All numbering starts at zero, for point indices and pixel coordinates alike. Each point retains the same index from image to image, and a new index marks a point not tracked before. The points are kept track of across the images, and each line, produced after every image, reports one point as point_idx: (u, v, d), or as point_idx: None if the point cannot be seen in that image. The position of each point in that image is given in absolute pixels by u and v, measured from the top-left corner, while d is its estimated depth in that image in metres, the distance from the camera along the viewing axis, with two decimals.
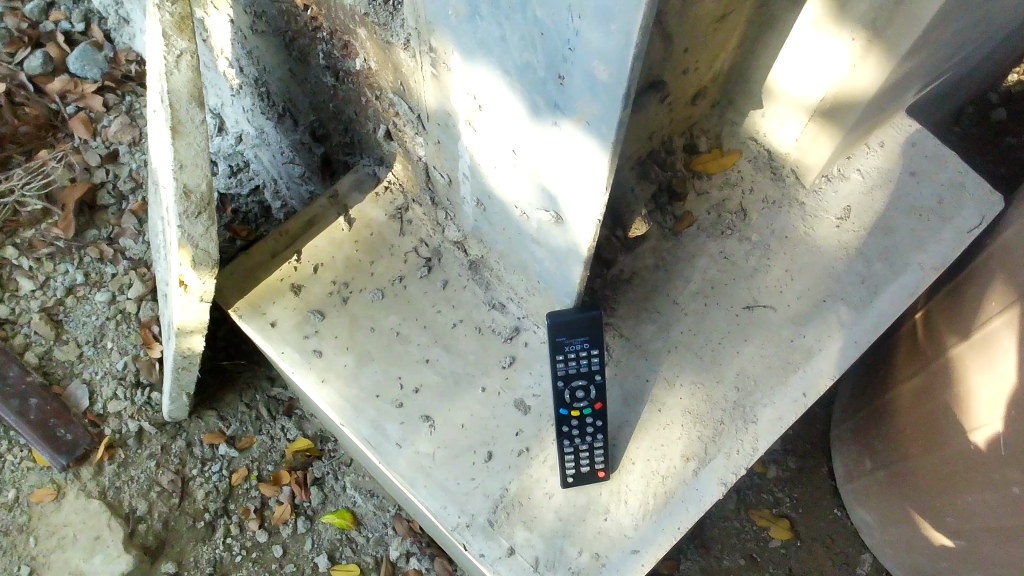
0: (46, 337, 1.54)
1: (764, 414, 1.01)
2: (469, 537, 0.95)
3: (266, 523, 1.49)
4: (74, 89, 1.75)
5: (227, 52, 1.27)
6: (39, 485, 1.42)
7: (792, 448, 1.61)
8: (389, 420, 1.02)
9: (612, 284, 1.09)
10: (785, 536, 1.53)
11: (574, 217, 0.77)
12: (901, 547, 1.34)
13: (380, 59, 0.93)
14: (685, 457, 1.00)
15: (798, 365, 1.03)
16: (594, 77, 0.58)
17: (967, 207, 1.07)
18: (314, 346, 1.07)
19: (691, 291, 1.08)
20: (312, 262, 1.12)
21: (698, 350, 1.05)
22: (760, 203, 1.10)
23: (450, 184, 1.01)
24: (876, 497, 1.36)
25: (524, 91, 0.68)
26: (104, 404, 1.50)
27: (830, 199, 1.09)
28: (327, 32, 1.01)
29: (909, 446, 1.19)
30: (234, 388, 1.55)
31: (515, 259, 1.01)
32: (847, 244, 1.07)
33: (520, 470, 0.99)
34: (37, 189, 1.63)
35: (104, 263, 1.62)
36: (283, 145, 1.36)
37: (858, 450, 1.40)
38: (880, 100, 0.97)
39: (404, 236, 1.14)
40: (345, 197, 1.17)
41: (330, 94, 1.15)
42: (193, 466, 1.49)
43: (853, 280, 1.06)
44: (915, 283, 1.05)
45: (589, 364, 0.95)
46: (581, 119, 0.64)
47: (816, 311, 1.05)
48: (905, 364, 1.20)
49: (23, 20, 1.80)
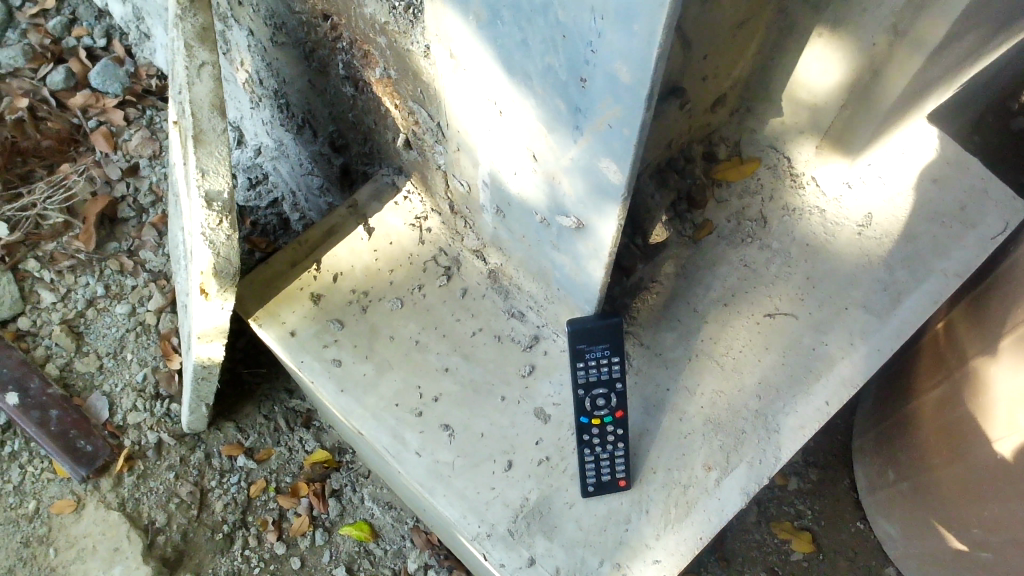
0: (66, 348, 1.55)
1: (787, 422, 1.00)
2: (488, 547, 0.95)
3: (284, 534, 1.49)
4: (96, 103, 1.78)
5: (248, 64, 1.28)
6: (60, 496, 1.43)
7: (813, 460, 1.59)
8: (409, 429, 1.02)
9: (632, 292, 1.08)
10: (807, 549, 1.51)
11: (593, 221, 0.77)
12: (926, 560, 1.32)
13: (399, 67, 0.93)
14: (707, 466, 0.99)
15: (821, 373, 1.02)
16: (616, 78, 0.58)
17: (991, 213, 1.06)
18: (333, 355, 1.07)
19: (711, 298, 1.08)
20: (331, 271, 1.13)
21: (719, 358, 1.05)
22: (780, 211, 1.09)
23: (469, 192, 1.01)
24: (899, 510, 1.34)
25: (545, 94, 0.68)
26: (124, 415, 1.51)
27: (852, 206, 1.07)
28: (347, 42, 1.02)
29: (933, 457, 1.17)
30: (253, 400, 1.56)
31: (534, 267, 1.01)
32: (870, 251, 1.06)
33: (540, 479, 0.98)
34: (59, 203, 1.65)
35: (124, 275, 1.63)
36: (302, 156, 1.37)
37: (881, 462, 1.38)
38: (904, 104, 0.96)
39: (423, 246, 1.15)
40: (364, 207, 1.17)
41: (349, 104, 1.15)
42: (211, 477, 1.49)
43: (875, 287, 1.05)
44: (938, 290, 1.04)
45: (610, 372, 0.95)
46: (603, 121, 0.64)
47: (838, 318, 1.05)
48: (928, 374, 1.19)
49: (46, 37, 1.82)
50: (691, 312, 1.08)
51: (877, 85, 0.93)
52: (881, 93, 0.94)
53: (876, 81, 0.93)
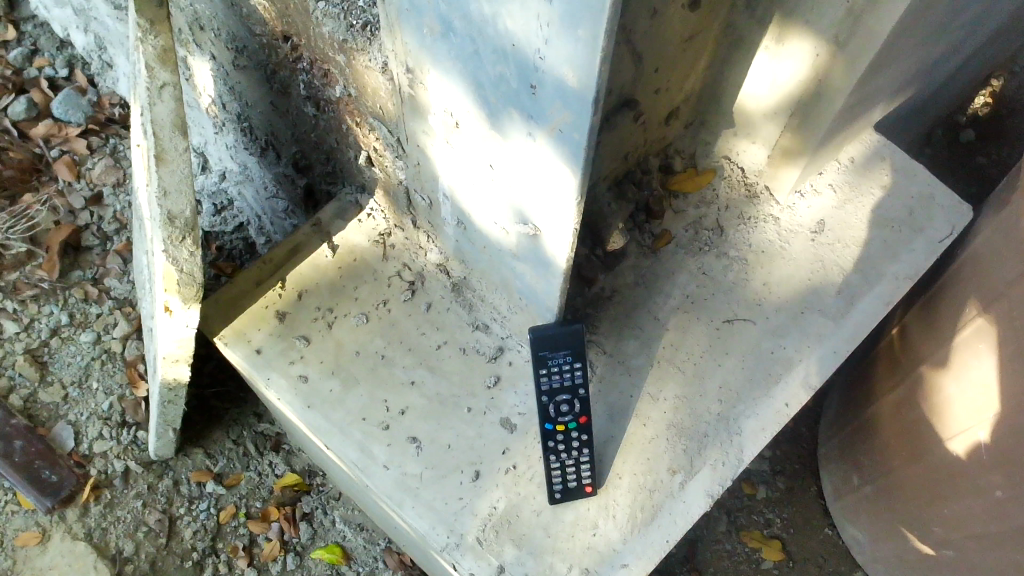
0: (30, 378, 1.53)
1: (748, 425, 1.02)
2: (458, 557, 0.95)
3: (255, 560, 1.48)
4: (58, 132, 1.77)
5: (210, 89, 1.29)
6: (24, 529, 1.41)
7: (781, 468, 1.61)
8: (376, 442, 1.03)
9: (593, 302, 1.11)
10: (776, 556, 1.54)
11: (550, 229, 0.79)
12: (892, 561, 1.34)
13: (358, 85, 0.95)
14: (671, 470, 1.00)
15: (780, 375, 1.04)
16: (564, 83, 0.61)
17: (937, 219, 1.09)
18: (299, 372, 1.08)
19: (671, 306, 1.10)
20: (296, 289, 1.13)
21: (681, 364, 1.07)
22: (735, 220, 1.14)
23: (431, 207, 1.03)
24: (864, 513, 1.36)
25: (498, 103, 0.70)
26: (90, 444, 1.49)
27: (803, 214, 1.12)
28: (307, 62, 1.03)
29: (894, 458, 1.20)
30: (221, 425, 1.55)
31: (496, 277, 1.03)
32: (823, 256, 1.10)
33: (507, 488, 0.99)
34: (21, 232, 1.63)
35: (89, 304, 1.62)
36: (266, 180, 1.38)
37: (845, 467, 1.40)
38: (845, 119, 1.00)
39: (387, 262, 1.16)
40: (328, 225, 1.18)
41: (311, 125, 1.17)
42: (180, 504, 1.48)
43: (831, 291, 1.08)
44: (890, 293, 1.06)
45: (573, 378, 0.96)
46: (554, 127, 0.66)
47: (796, 322, 1.07)
48: (886, 377, 1.21)
49: (7, 67, 1.82)
50: (652, 320, 1.10)
51: (817, 101, 0.96)
52: (822, 109, 0.96)
53: (817, 97, 0.96)
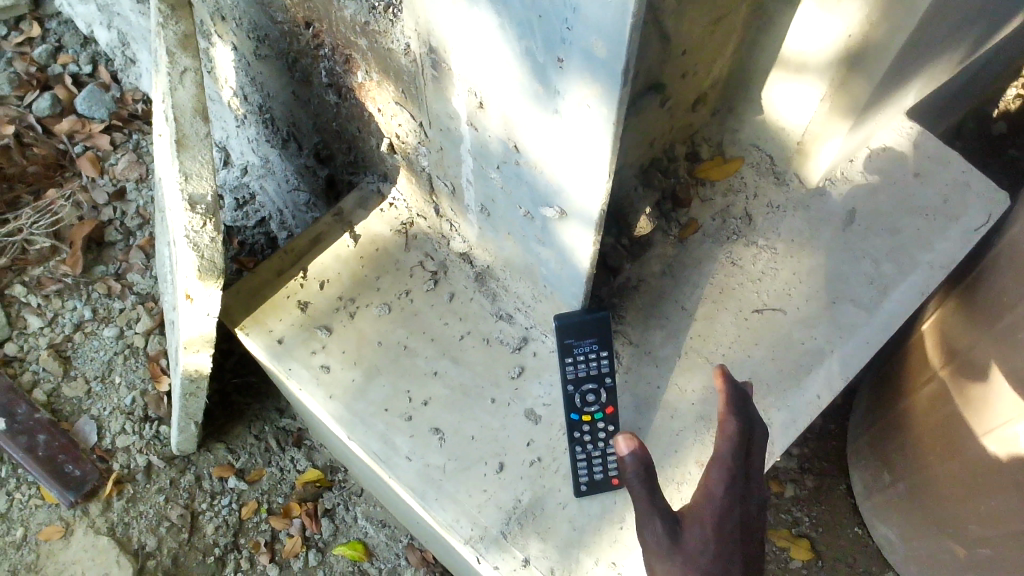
0: (54, 373, 1.54)
1: (779, 417, 1.01)
2: (482, 551, 0.94)
3: (277, 556, 1.47)
4: (82, 128, 1.78)
5: (232, 80, 1.28)
6: (48, 523, 1.42)
7: (809, 465, 1.58)
8: (399, 433, 1.01)
9: (619, 292, 1.08)
10: (805, 555, 1.51)
11: (578, 210, 0.77)
12: (924, 561, 1.31)
13: (380, 68, 0.94)
14: (700, 463, 0.99)
15: (810, 367, 1.03)
16: (592, 54, 0.59)
17: (972, 205, 1.06)
18: (321, 362, 1.06)
19: (698, 296, 1.09)
20: (318, 278, 1.12)
21: (709, 355, 1.05)
22: (765, 208, 1.10)
23: (454, 193, 1.01)
24: (896, 510, 1.34)
25: (524, 79, 0.68)
26: (113, 439, 1.49)
27: (834, 201, 1.09)
28: (328, 48, 1.02)
29: (927, 454, 1.17)
30: (243, 420, 1.54)
31: (520, 265, 1.01)
32: (853, 245, 1.08)
33: (533, 481, 0.98)
34: (45, 228, 1.64)
35: (112, 298, 1.62)
36: (288, 172, 1.38)
37: (876, 463, 1.37)
38: (876, 103, 0.97)
39: (409, 252, 1.14)
40: (349, 215, 1.17)
41: (333, 114, 1.16)
42: (202, 500, 1.47)
43: (862, 282, 1.06)
44: (924, 282, 1.05)
45: (600, 367, 0.95)
46: (582, 101, 0.64)
47: (826, 312, 1.06)
48: (920, 370, 1.17)
49: (32, 64, 1.82)
50: (679, 310, 1.08)
51: (848, 83, 0.94)
52: (856, 88, 0.93)
53: (850, 76, 0.93)
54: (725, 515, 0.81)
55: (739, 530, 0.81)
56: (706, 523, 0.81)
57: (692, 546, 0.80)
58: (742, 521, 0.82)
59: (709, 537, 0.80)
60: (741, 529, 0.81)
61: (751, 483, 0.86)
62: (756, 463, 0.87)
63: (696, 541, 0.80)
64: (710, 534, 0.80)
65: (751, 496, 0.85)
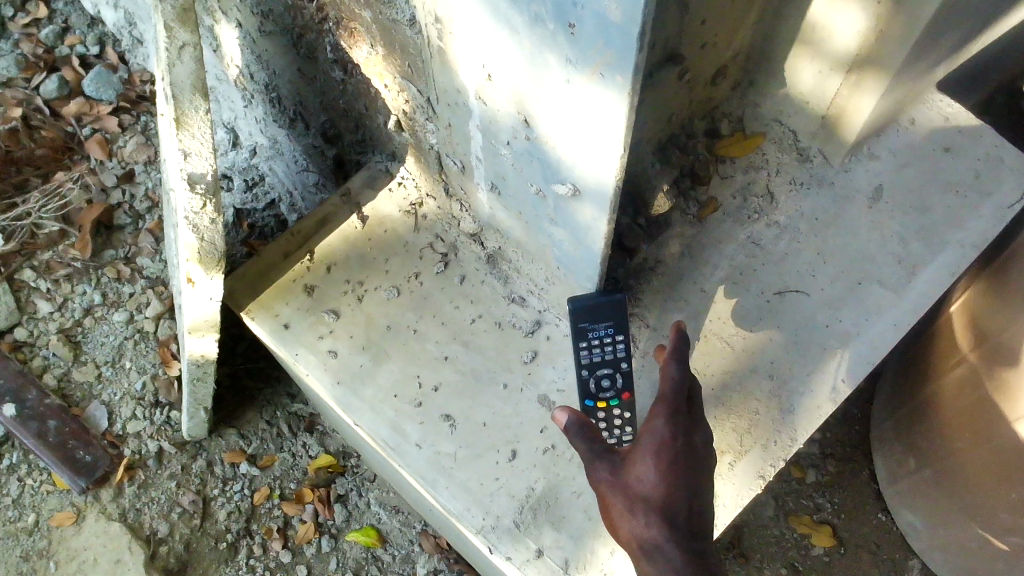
0: (64, 358, 1.52)
1: (802, 403, 0.98)
2: (494, 540, 0.91)
3: (290, 542, 1.46)
4: (90, 111, 1.75)
5: (237, 58, 1.25)
6: (59, 509, 1.41)
7: (831, 450, 1.54)
8: (409, 420, 0.99)
9: (635, 273, 1.05)
10: (827, 542, 1.47)
11: (592, 186, 0.73)
12: (951, 549, 1.28)
13: (386, 42, 0.90)
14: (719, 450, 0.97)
15: (837, 350, 0.99)
16: (606, 19, 0.55)
17: (1006, 181, 1.02)
18: (328, 347, 1.04)
19: (718, 277, 1.05)
20: (325, 261, 1.09)
21: (729, 339, 1.02)
22: (787, 184, 1.06)
23: (464, 172, 0.97)
24: (921, 497, 1.30)
25: (534, 47, 0.64)
26: (123, 425, 1.47)
27: (860, 178, 1.05)
28: (332, 22, 0.99)
29: (955, 440, 1.13)
30: (255, 405, 1.52)
31: (533, 246, 0.97)
32: (881, 223, 1.03)
33: (546, 468, 0.95)
34: (54, 211, 1.62)
35: (122, 283, 1.60)
36: (296, 153, 1.35)
37: (901, 449, 1.33)
38: (907, 77, 0.92)
39: (418, 233, 1.11)
40: (357, 196, 1.13)
41: (339, 91, 1.13)
42: (213, 486, 1.45)
43: (890, 262, 1.02)
44: (955, 262, 1.00)
45: (614, 352, 0.91)
46: (595, 71, 0.60)
47: (851, 293, 1.02)
48: (947, 354, 1.12)
49: (38, 46, 1.80)
50: (698, 292, 1.05)
51: (876, 55, 0.89)
52: (881, 62, 0.89)
53: (876, 48, 0.88)
54: (671, 446, 0.80)
55: (686, 462, 0.80)
56: (651, 455, 0.80)
57: (637, 478, 0.79)
58: (689, 452, 0.81)
59: (654, 467, 0.79)
60: (687, 459, 0.80)
61: (695, 422, 0.85)
62: (698, 406, 0.87)
63: (640, 474, 0.79)
64: (656, 466, 0.79)
65: (697, 432, 0.84)
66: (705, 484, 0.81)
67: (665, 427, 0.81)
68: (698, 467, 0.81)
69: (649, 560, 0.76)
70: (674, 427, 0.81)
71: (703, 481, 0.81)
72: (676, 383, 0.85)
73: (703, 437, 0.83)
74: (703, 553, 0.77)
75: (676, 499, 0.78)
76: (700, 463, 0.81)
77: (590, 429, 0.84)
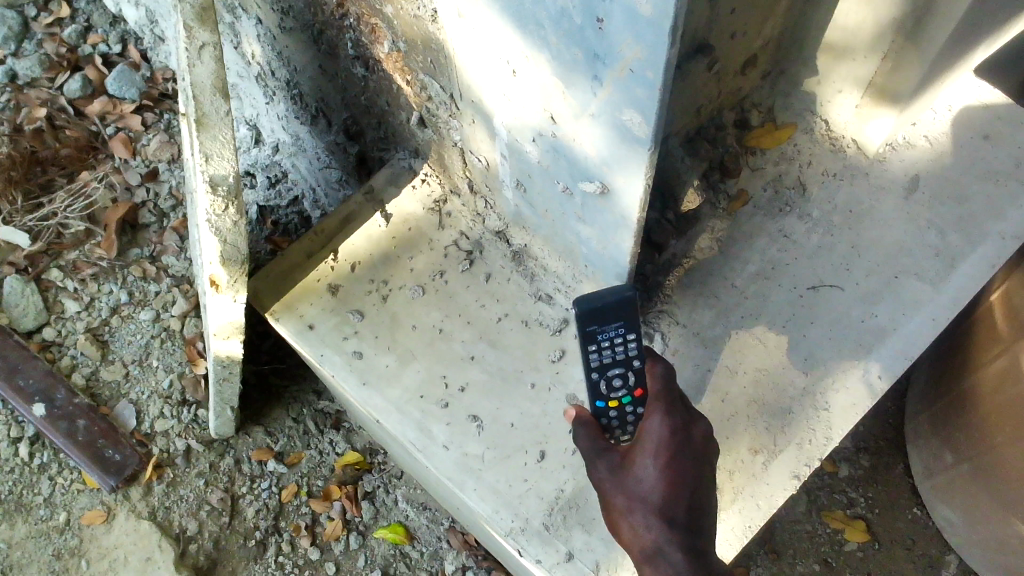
0: (92, 357, 1.53)
1: (837, 400, 0.96)
2: (523, 542, 0.90)
3: (318, 539, 1.45)
4: (114, 109, 1.75)
5: (258, 55, 1.24)
6: (90, 508, 1.41)
7: (864, 445, 1.51)
8: (435, 421, 0.97)
9: (664, 270, 1.02)
10: (861, 538, 1.44)
11: (619, 183, 0.71)
12: (991, 545, 1.25)
13: (407, 38, 0.89)
14: (753, 450, 0.95)
15: (872, 346, 0.97)
16: (636, 12, 0.53)
17: None
18: (353, 347, 1.03)
19: (750, 273, 1.02)
20: (349, 260, 1.08)
21: (762, 336, 1.00)
22: (820, 176, 1.04)
23: (488, 168, 0.96)
24: (960, 492, 1.27)
25: (560, 44, 0.63)
26: (151, 423, 1.48)
27: (896, 168, 1.02)
28: (353, 18, 0.98)
29: (995, 436, 1.10)
30: (281, 403, 1.51)
31: (559, 243, 0.95)
32: (917, 215, 1.00)
33: (576, 470, 0.93)
34: (79, 211, 1.63)
35: (147, 281, 1.60)
36: (318, 150, 1.34)
37: (937, 443, 1.30)
38: (947, 61, 0.89)
39: (443, 230, 1.10)
40: (380, 193, 1.12)
41: (361, 88, 1.12)
42: (242, 483, 1.45)
43: (928, 253, 0.99)
44: (996, 253, 0.97)
45: (625, 351, 0.85)
46: (625, 66, 0.58)
47: (888, 287, 0.99)
48: (986, 346, 1.09)
49: (61, 45, 1.80)
50: (728, 287, 1.02)
51: (915, 39, 0.86)
52: (920, 43, 0.86)
53: (916, 31, 0.85)
54: (670, 442, 0.79)
55: (687, 458, 0.79)
56: (649, 452, 0.79)
57: (637, 478, 0.79)
58: (690, 446, 0.80)
59: (653, 465, 0.78)
60: (688, 454, 0.79)
61: (693, 414, 0.84)
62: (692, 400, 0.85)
63: (640, 474, 0.79)
64: (655, 463, 0.78)
65: (697, 426, 0.82)
66: (708, 479, 0.80)
67: (661, 423, 0.80)
68: (700, 462, 0.79)
69: (650, 559, 0.75)
70: (671, 422, 0.80)
71: (705, 475, 0.79)
72: (663, 379, 0.84)
73: (704, 431, 0.81)
74: (705, 552, 0.76)
75: (676, 500, 0.76)
76: (701, 456, 0.80)
77: (590, 429, 0.85)
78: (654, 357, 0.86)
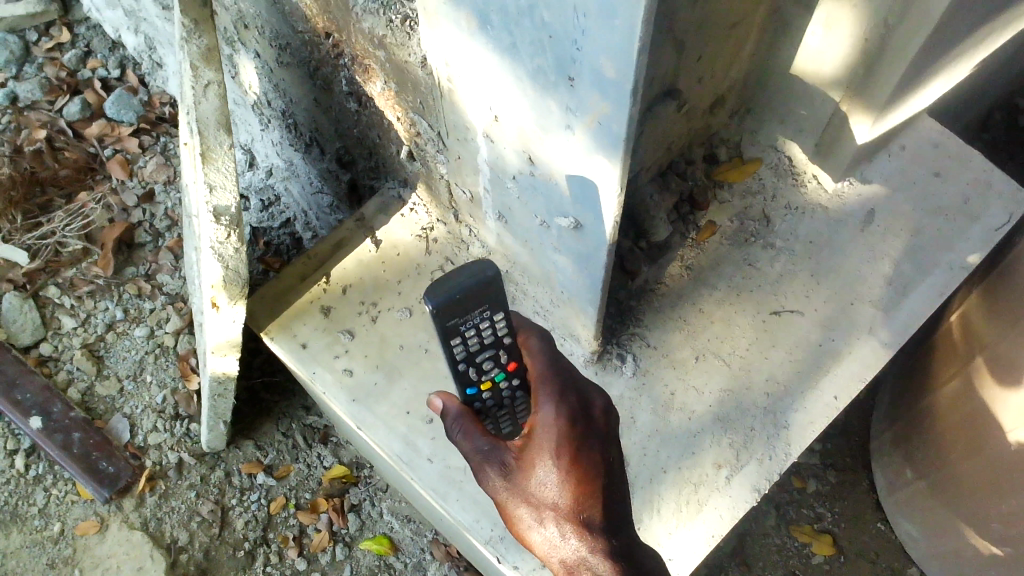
0: (88, 372, 1.58)
1: (796, 418, 1.02)
2: (502, 550, 0.96)
3: (305, 550, 1.50)
4: (111, 132, 1.81)
5: (255, 86, 1.31)
6: (84, 518, 1.46)
7: (832, 461, 1.58)
8: (420, 436, 1.04)
9: (637, 295, 1.09)
10: (828, 551, 1.51)
11: (591, 219, 0.78)
12: (947, 557, 1.32)
13: (399, 78, 0.95)
14: (717, 464, 1.01)
15: (829, 368, 1.04)
16: (603, 74, 0.60)
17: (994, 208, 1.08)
18: (344, 365, 1.09)
19: (717, 298, 1.09)
20: (340, 283, 1.14)
21: (727, 359, 1.06)
22: (783, 209, 1.10)
23: (472, 200, 1.03)
24: (918, 506, 1.34)
25: (537, 96, 0.69)
26: (145, 436, 1.53)
27: (852, 203, 1.09)
28: (348, 57, 1.04)
29: (949, 453, 1.18)
30: (271, 418, 1.57)
31: (538, 270, 1.02)
32: (872, 246, 1.08)
33: None
34: (77, 230, 1.69)
35: (142, 299, 1.65)
36: (311, 175, 1.40)
37: (898, 460, 1.37)
38: (893, 112, 0.96)
39: (429, 256, 1.15)
40: (370, 220, 1.18)
41: (353, 121, 1.18)
42: (232, 495, 1.50)
43: (881, 282, 1.07)
44: (944, 281, 1.06)
45: (494, 334, 0.77)
46: (593, 119, 0.65)
47: (845, 313, 1.06)
48: (943, 368, 1.16)
49: (61, 69, 1.86)
50: (697, 311, 1.09)
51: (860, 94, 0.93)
52: (865, 99, 0.93)
53: (862, 88, 0.92)
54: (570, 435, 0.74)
55: (588, 448, 0.74)
56: (546, 451, 0.74)
57: (538, 484, 0.74)
58: (588, 429, 0.75)
59: (554, 469, 0.73)
60: (587, 442, 0.74)
61: (584, 390, 0.78)
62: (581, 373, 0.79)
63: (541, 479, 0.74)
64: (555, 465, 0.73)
65: (591, 402, 0.77)
66: (613, 455, 0.77)
67: (557, 415, 0.74)
68: (600, 443, 0.76)
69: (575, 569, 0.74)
70: (564, 415, 0.74)
71: (608, 454, 0.76)
72: (547, 367, 0.78)
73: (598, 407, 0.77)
74: (625, 536, 0.75)
75: (586, 501, 0.73)
76: (601, 435, 0.76)
77: (468, 425, 0.79)
78: (527, 334, 0.80)
